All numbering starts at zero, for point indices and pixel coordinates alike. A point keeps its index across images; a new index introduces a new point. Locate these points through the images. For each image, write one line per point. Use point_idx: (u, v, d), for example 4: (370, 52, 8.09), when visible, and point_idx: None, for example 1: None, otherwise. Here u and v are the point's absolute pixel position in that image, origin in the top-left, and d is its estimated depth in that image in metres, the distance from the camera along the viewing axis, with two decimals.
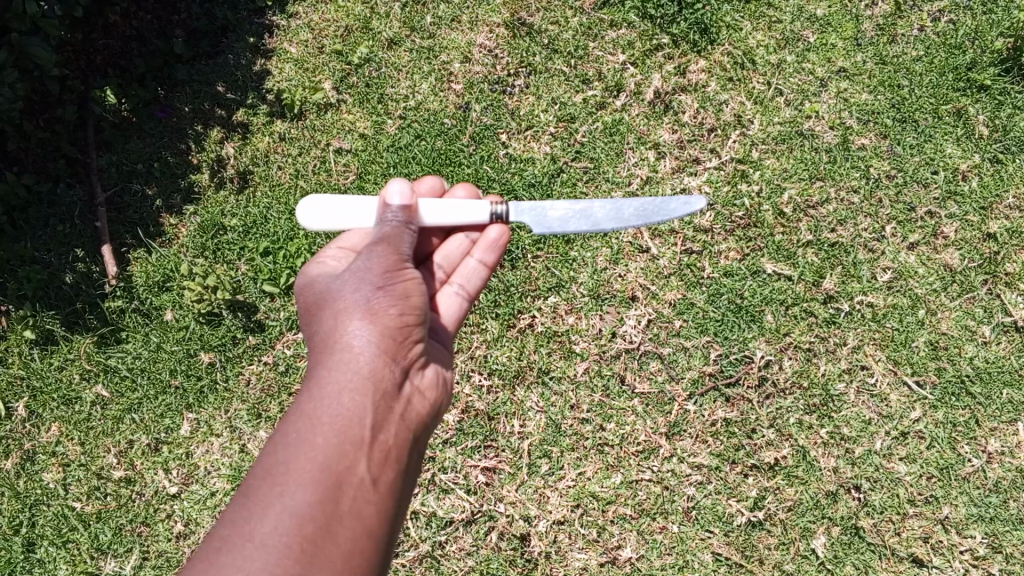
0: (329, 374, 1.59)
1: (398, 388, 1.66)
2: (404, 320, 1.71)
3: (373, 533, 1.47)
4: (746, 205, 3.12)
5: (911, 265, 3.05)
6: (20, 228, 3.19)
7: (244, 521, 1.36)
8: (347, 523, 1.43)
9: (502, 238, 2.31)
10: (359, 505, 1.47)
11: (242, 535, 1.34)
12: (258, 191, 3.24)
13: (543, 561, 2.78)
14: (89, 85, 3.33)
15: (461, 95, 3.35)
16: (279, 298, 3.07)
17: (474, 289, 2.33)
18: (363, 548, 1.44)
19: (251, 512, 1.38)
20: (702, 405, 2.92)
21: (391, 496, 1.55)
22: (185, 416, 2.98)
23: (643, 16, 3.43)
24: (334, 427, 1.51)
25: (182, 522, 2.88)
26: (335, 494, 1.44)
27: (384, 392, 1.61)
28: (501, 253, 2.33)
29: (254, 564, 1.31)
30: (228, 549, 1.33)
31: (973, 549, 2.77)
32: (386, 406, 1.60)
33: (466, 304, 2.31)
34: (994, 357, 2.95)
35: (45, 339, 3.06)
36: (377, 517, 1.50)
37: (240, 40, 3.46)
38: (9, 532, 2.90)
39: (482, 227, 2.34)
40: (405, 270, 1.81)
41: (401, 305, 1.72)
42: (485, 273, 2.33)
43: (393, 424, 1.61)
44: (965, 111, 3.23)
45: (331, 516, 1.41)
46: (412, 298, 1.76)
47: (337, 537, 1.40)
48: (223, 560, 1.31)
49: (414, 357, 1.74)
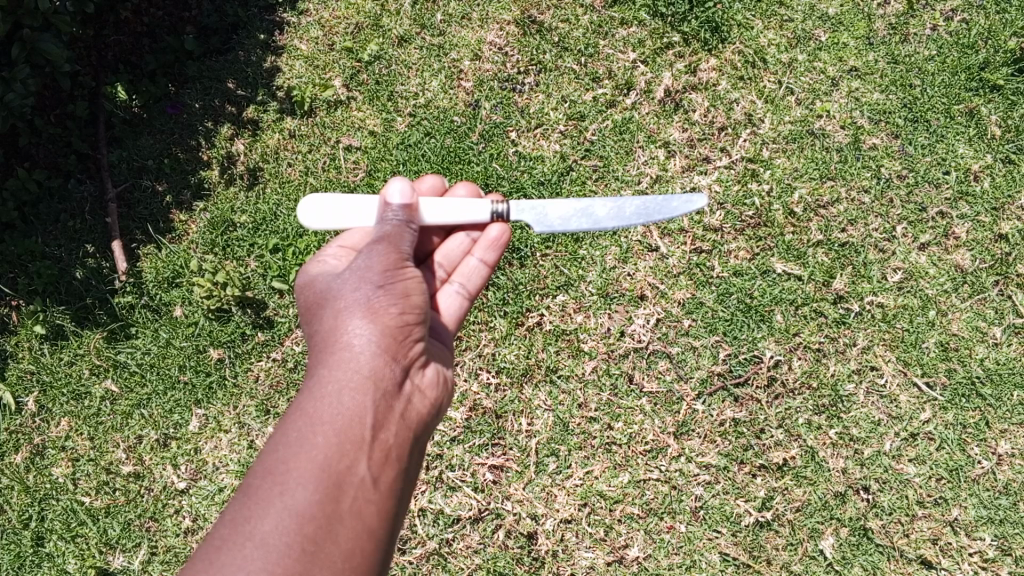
0: (330, 374, 1.59)
1: (399, 386, 1.66)
2: (404, 319, 1.71)
3: (373, 532, 1.47)
4: (756, 204, 3.11)
5: (922, 265, 3.04)
6: (30, 224, 3.20)
7: (244, 521, 1.37)
8: (348, 523, 1.43)
9: (504, 237, 2.31)
10: (360, 504, 1.47)
11: (243, 534, 1.35)
12: (268, 188, 3.24)
13: (550, 559, 2.79)
14: (100, 81, 3.35)
15: (471, 92, 3.35)
16: (288, 295, 3.08)
17: (475, 289, 2.33)
18: (364, 548, 1.45)
19: (251, 512, 1.38)
20: (711, 404, 2.92)
21: (392, 495, 1.55)
22: (194, 411, 2.99)
23: (654, 14, 3.42)
24: (334, 426, 1.51)
25: (190, 518, 2.89)
26: (336, 493, 1.44)
27: (385, 391, 1.61)
28: (502, 251, 2.33)
29: (254, 564, 1.31)
30: (228, 548, 1.33)
31: (982, 551, 2.76)
32: (386, 406, 1.60)
33: (467, 303, 2.32)
34: (1005, 358, 2.93)
35: (55, 334, 3.08)
36: (378, 516, 1.50)
37: (250, 37, 3.46)
38: (20, 526, 2.92)
39: (482, 226, 2.34)
40: (405, 268, 1.81)
41: (402, 303, 1.72)
42: (486, 271, 2.33)
43: (393, 423, 1.60)
44: (978, 111, 3.21)
45: (332, 516, 1.41)
46: (412, 297, 1.76)
47: (338, 536, 1.41)
48: (223, 559, 1.31)
49: (414, 356, 1.74)
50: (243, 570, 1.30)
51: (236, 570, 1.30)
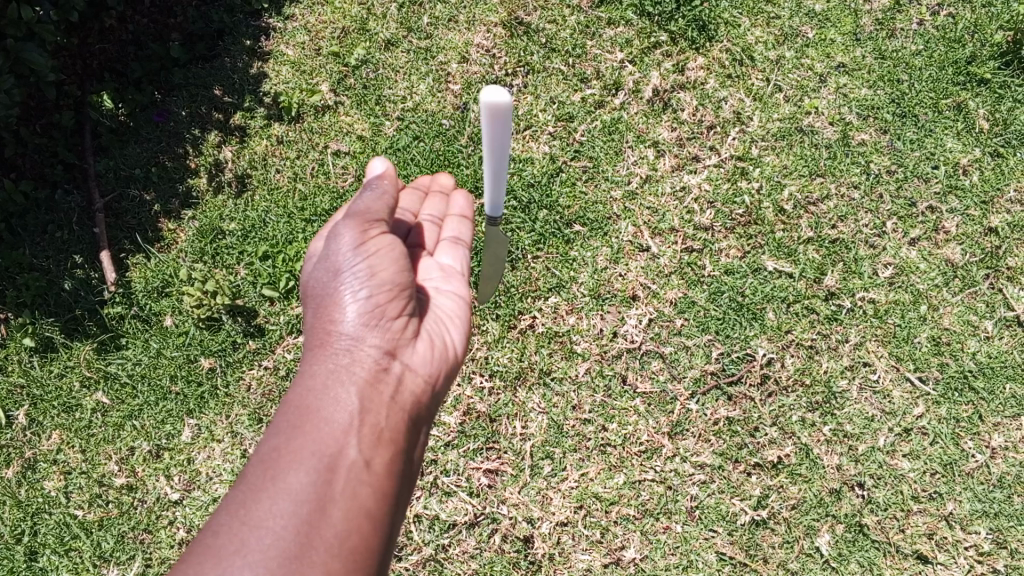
0: (317, 369, 1.70)
1: (386, 370, 1.76)
2: (380, 303, 1.81)
3: (371, 511, 1.54)
4: (746, 203, 3.11)
5: (912, 260, 3.04)
6: (18, 235, 3.17)
7: (241, 505, 1.45)
8: (346, 501, 1.51)
9: (470, 200, 2.48)
10: (354, 484, 1.54)
11: (241, 517, 1.43)
12: (257, 195, 3.23)
13: (546, 562, 2.77)
14: (85, 90, 3.32)
15: (460, 95, 3.34)
16: (279, 302, 3.07)
17: (467, 240, 2.42)
18: (363, 526, 1.51)
19: (248, 498, 1.46)
20: (705, 404, 2.91)
21: (391, 474, 1.63)
22: (186, 422, 2.98)
23: (641, 13, 3.42)
24: (322, 415, 1.61)
25: (184, 528, 2.88)
26: (332, 475, 1.52)
27: (371, 379, 1.71)
28: (474, 211, 2.49)
29: (252, 544, 1.39)
30: (228, 532, 1.41)
31: (977, 545, 2.76)
32: (373, 393, 1.69)
33: (466, 253, 2.38)
34: (996, 352, 2.93)
35: (44, 347, 3.05)
36: (376, 496, 1.57)
37: (236, 43, 3.45)
38: (11, 541, 2.88)
39: (447, 199, 2.49)
40: (377, 236, 1.89)
41: (377, 281, 1.82)
42: (470, 229, 2.45)
43: (382, 409, 1.69)
44: (966, 105, 3.21)
45: (327, 495, 1.49)
46: (390, 273, 1.85)
47: (335, 515, 1.48)
48: (224, 541, 1.40)
49: (399, 346, 1.82)
50: (242, 555, 1.37)
51: (231, 556, 1.37)
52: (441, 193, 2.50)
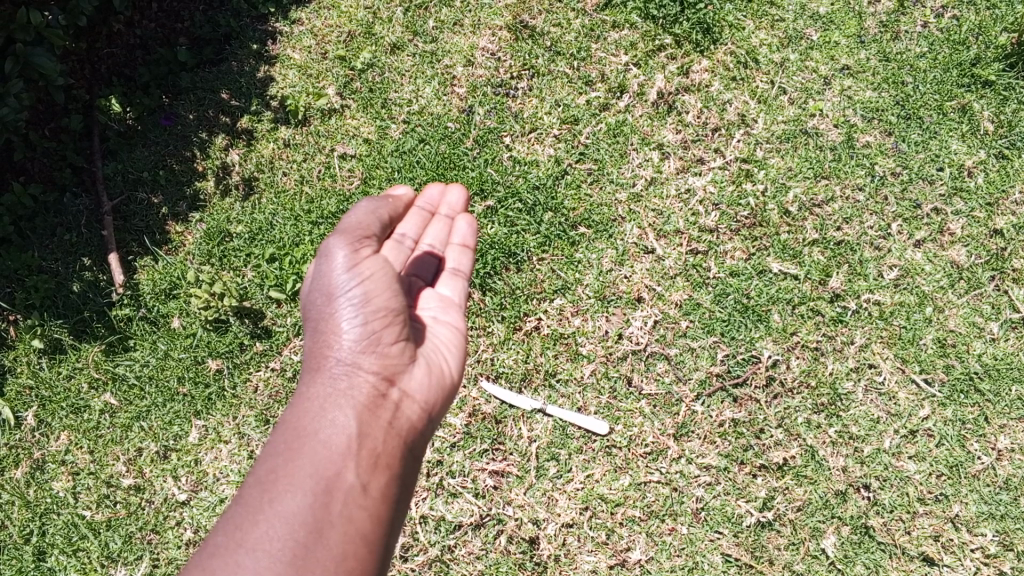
0: (316, 395, 1.85)
1: (384, 395, 1.88)
2: (375, 329, 1.92)
3: (365, 534, 1.68)
4: (751, 204, 3.12)
5: (918, 262, 3.04)
6: (27, 238, 3.18)
7: (242, 523, 1.61)
8: (341, 524, 1.65)
9: (473, 228, 2.53)
10: (349, 509, 1.68)
11: (242, 535, 1.59)
12: (264, 198, 3.25)
13: (552, 563, 2.78)
14: (94, 94, 3.34)
15: (465, 98, 3.35)
16: (286, 304, 3.09)
17: (467, 271, 2.46)
18: (357, 547, 1.66)
19: (249, 518, 1.62)
20: (710, 405, 2.92)
21: (387, 497, 1.76)
22: (194, 423, 2.99)
23: (645, 16, 3.44)
24: (320, 441, 1.76)
25: (192, 529, 2.89)
26: (326, 498, 1.67)
27: (366, 406, 1.84)
28: (474, 237, 2.53)
29: (251, 563, 1.55)
30: (229, 549, 1.58)
31: (983, 547, 2.76)
32: (369, 421, 1.82)
33: (465, 285, 2.42)
34: (1002, 354, 2.93)
35: (53, 348, 3.07)
36: (370, 518, 1.71)
37: (243, 48, 3.48)
38: (20, 542, 2.90)
39: (450, 224, 2.55)
40: (371, 259, 2.00)
41: (371, 307, 1.93)
42: (470, 256, 2.50)
43: (378, 435, 1.82)
44: (970, 107, 3.22)
45: (323, 519, 1.64)
46: (384, 297, 1.95)
47: (330, 537, 1.63)
48: (225, 558, 1.56)
49: (397, 371, 1.93)
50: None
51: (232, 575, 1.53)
52: (445, 217, 2.56)
